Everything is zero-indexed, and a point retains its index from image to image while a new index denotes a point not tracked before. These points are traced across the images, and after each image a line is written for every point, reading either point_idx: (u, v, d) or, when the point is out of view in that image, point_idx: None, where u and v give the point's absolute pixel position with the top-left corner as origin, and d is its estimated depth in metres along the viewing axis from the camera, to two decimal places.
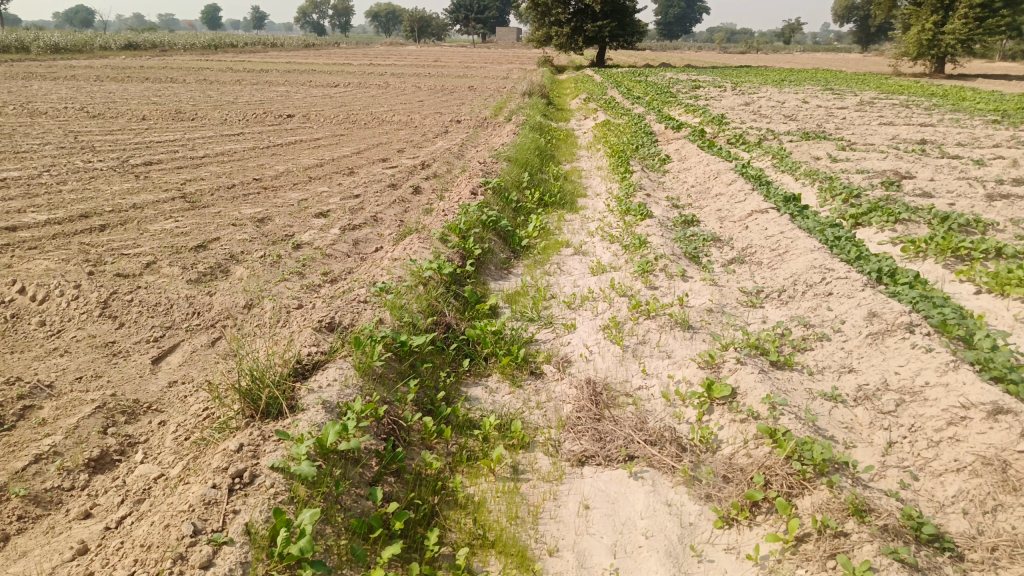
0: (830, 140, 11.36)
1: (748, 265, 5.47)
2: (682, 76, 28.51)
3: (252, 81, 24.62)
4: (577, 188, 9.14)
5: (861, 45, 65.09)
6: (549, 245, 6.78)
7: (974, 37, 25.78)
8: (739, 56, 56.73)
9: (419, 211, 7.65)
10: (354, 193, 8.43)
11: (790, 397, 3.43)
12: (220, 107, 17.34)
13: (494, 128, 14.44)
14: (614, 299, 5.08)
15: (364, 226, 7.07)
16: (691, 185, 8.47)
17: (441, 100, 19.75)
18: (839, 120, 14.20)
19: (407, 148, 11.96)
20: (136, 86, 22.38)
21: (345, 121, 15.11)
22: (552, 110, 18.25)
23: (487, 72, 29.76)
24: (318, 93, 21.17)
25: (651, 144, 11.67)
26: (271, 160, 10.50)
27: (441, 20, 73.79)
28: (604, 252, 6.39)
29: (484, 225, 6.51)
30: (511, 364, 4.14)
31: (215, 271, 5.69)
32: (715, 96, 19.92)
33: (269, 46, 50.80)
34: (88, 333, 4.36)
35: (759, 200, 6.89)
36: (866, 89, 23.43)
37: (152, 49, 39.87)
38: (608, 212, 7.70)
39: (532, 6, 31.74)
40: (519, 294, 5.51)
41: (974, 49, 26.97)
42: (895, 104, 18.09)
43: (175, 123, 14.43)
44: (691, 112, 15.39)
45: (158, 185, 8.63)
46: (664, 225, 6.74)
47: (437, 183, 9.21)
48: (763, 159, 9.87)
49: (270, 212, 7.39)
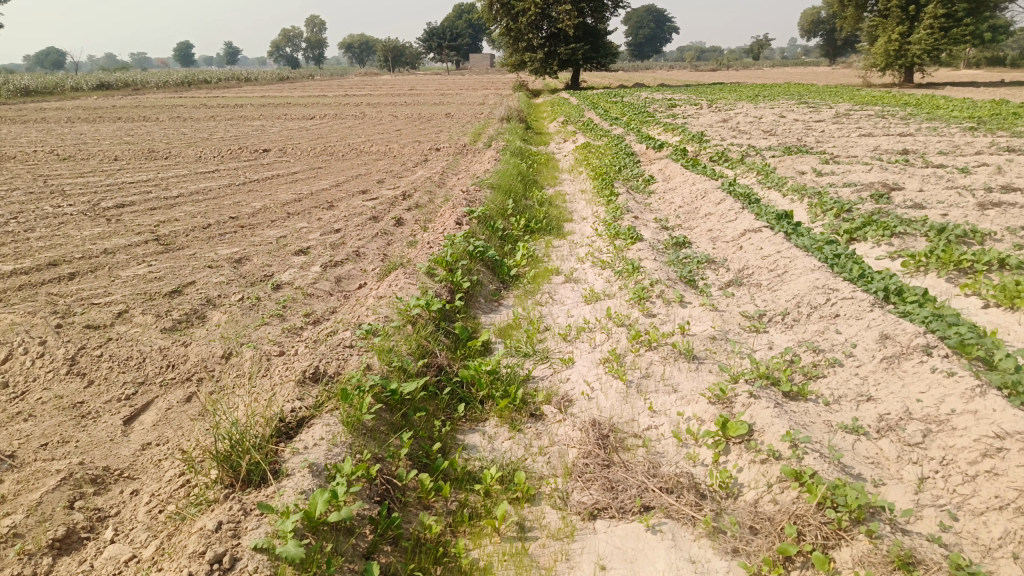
0: (812, 153, 11.30)
1: (747, 287, 5.28)
2: (656, 95, 28.64)
3: (227, 116, 24.39)
4: (562, 213, 8.95)
5: (829, 59, 66.15)
6: (539, 273, 6.57)
7: (940, 46, 26.15)
8: (711, 73, 57.35)
9: (402, 245, 7.41)
10: (335, 228, 8.18)
11: (809, 433, 3.22)
12: (194, 144, 17.09)
13: (474, 154, 14.29)
14: (611, 330, 4.86)
15: (346, 262, 6.82)
16: (678, 205, 8.31)
17: (419, 128, 19.63)
18: (818, 134, 14.20)
19: (387, 179, 11.75)
20: (108, 127, 22.07)
21: (323, 154, 14.91)
22: (530, 134, 18.17)
23: (462, 99, 29.74)
24: (294, 126, 20.97)
25: (634, 165, 11.55)
26: (247, 196, 10.25)
27: (415, 50, 74.17)
28: (596, 279, 6.18)
29: (471, 256, 6.28)
30: (509, 406, 3.90)
31: (191, 318, 5.41)
32: (692, 113, 19.94)
33: (243, 81, 50.67)
34: (55, 394, 4.07)
35: (750, 219, 6.72)
36: (839, 101, 23.60)
37: (125, 88, 39.58)
38: (597, 236, 7.51)
39: (504, 31, 31.85)
40: (512, 327, 5.28)
41: (941, 58, 27.35)
42: (870, 115, 18.19)
43: (148, 162, 14.15)
44: (670, 131, 15.32)
45: (131, 228, 8.34)
46: (656, 248, 6.55)
47: (419, 213, 9.00)
48: (748, 176, 9.76)
49: (248, 252, 7.13)
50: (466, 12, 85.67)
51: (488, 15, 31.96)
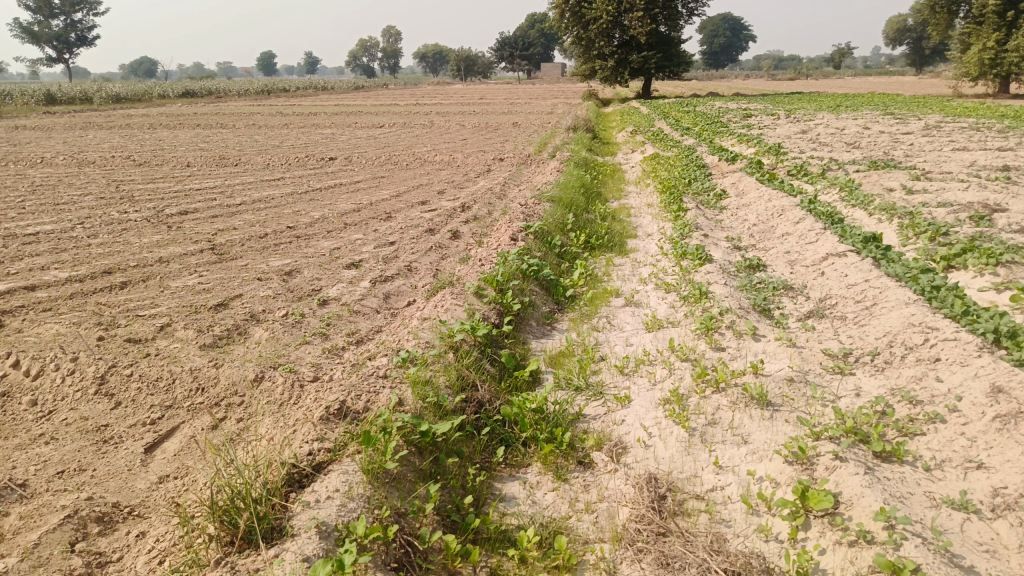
0: (901, 168, 10.49)
1: (828, 321, 4.74)
2: (730, 105, 27.72)
3: (300, 124, 24.83)
4: (626, 229, 8.48)
5: (916, 69, 63.19)
6: (597, 294, 6.14)
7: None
8: (788, 83, 55.55)
9: (456, 260, 7.10)
10: (389, 241, 7.94)
11: (906, 509, 2.72)
12: (264, 152, 17.32)
13: (538, 165, 13.95)
14: (674, 364, 4.40)
15: (396, 277, 6.54)
16: (752, 223, 7.73)
17: (486, 137, 19.43)
18: (906, 147, 13.26)
19: (449, 189, 11.51)
20: (187, 134, 22.72)
21: (387, 163, 14.84)
22: (598, 145, 17.72)
23: (532, 108, 29.49)
24: (363, 134, 21.11)
25: (705, 178, 10.96)
26: (307, 205, 10.15)
27: (486, 59, 74.59)
28: (659, 303, 5.71)
29: (525, 275, 5.91)
30: (554, 452, 3.51)
31: (231, 333, 5.20)
32: (768, 125, 19.06)
33: (320, 90, 51.89)
34: (80, 415, 3.89)
35: (833, 241, 6.12)
36: (929, 112, 22.26)
37: (208, 96, 40.96)
38: (662, 255, 7.02)
39: (575, 39, 31.49)
40: (565, 356, 4.87)
41: None
42: (964, 127, 17.00)
43: (217, 169, 14.34)
44: (745, 143, 14.62)
45: (189, 237, 8.32)
46: (726, 271, 6.04)
47: (477, 226, 8.70)
48: (830, 192, 9.07)
49: (299, 264, 6.93)
50: (539, 22, 85.80)
51: (559, 24, 31.68)
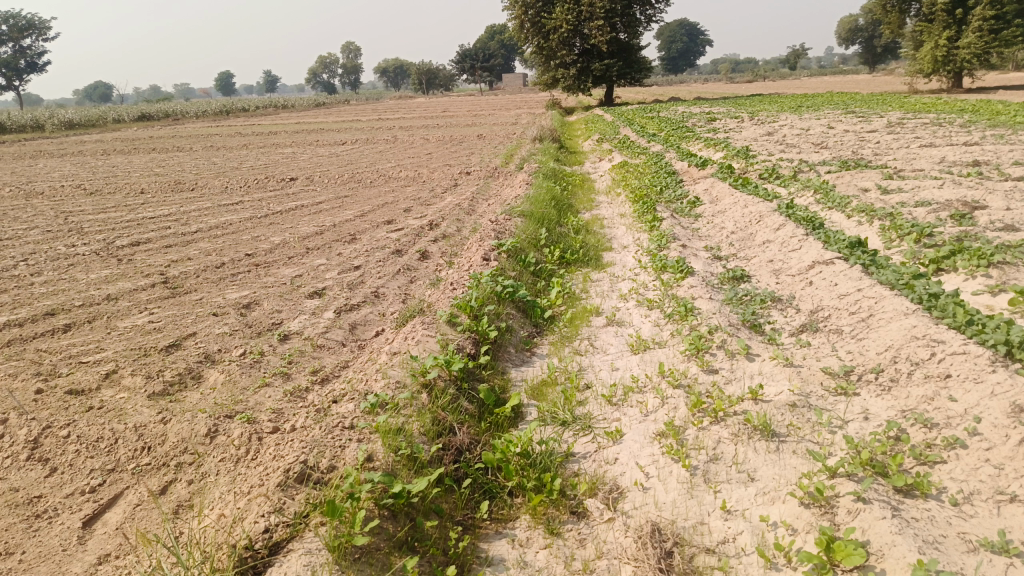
0: (873, 168, 10.38)
1: (823, 335, 4.47)
2: (693, 109, 27.76)
3: (260, 145, 24.29)
4: (601, 242, 8.19)
5: (869, 67, 64.38)
6: (576, 314, 5.81)
7: (990, 50, 24.82)
8: (747, 85, 56.14)
9: (425, 283, 6.73)
10: (354, 265, 7.54)
11: (942, 558, 2.44)
12: (222, 175, 16.78)
13: (506, 178, 13.65)
14: (666, 390, 4.09)
15: (362, 305, 6.16)
16: (730, 231, 7.49)
17: (451, 151, 19.12)
18: (873, 146, 13.23)
19: (415, 207, 11.14)
20: (142, 158, 22.02)
21: (350, 181, 14.43)
22: (564, 154, 17.50)
23: (496, 119, 29.28)
24: (325, 152, 20.67)
25: (677, 185, 10.74)
26: (267, 230, 9.70)
27: (448, 71, 74.41)
28: (643, 321, 5.40)
29: (500, 298, 5.57)
30: (543, 502, 3.18)
31: (184, 379, 4.79)
32: (734, 128, 19.01)
33: (280, 108, 51.11)
34: (9, 487, 3.45)
35: (817, 249, 5.88)
36: (889, 109, 22.48)
37: (165, 119, 40.03)
38: (641, 269, 6.73)
39: (536, 49, 31.34)
40: (547, 386, 4.54)
41: (993, 61, 25.95)
42: (926, 123, 17.11)
43: (173, 195, 13.81)
44: (712, 147, 14.48)
45: (140, 270, 7.83)
46: (710, 284, 5.76)
47: (446, 245, 8.35)
48: (805, 195, 8.89)
49: (258, 295, 6.51)
50: (498, 33, 85.97)
51: (519, 35, 31.51)
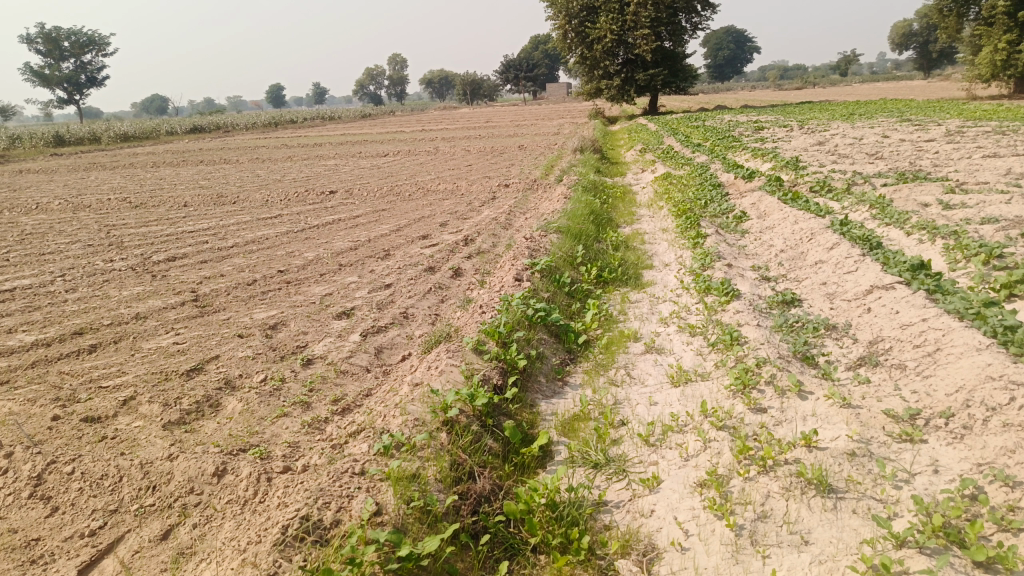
0: (932, 180, 9.80)
1: (884, 372, 4.07)
2: (740, 118, 27.12)
3: (304, 157, 24.49)
4: (641, 259, 7.85)
5: (924, 72, 62.39)
6: (613, 339, 5.48)
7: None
8: (796, 92, 54.86)
9: (456, 304, 6.48)
10: (385, 282, 7.33)
11: None
12: (264, 187, 16.86)
13: (546, 190, 13.38)
14: (708, 432, 3.73)
15: (390, 327, 5.92)
16: (779, 249, 7.06)
17: (491, 162, 18.94)
18: (932, 156, 12.58)
19: (451, 221, 10.93)
20: (188, 171, 22.38)
21: (389, 194, 14.33)
22: (606, 165, 17.16)
23: (538, 129, 29.03)
24: (367, 164, 20.70)
25: (722, 198, 10.31)
26: (301, 245, 9.59)
27: (491, 82, 74.59)
28: (684, 350, 5.05)
29: (531, 322, 5.28)
30: (568, 563, 2.87)
31: (202, 407, 4.61)
32: (782, 137, 18.41)
33: (327, 120, 51.79)
34: (8, 527, 3.28)
35: (875, 270, 5.46)
36: (947, 117, 21.56)
37: (216, 131, 40.85)
38: (684, 290, 6.37)
39: (580, 59, 31.06)
40: (580, 422, 4.23)
41: None
42: (988, 132, 16.31)
43: (214, 208, 13.88)
44: (760, 158, 13.96)
45: (172, 287, 7.76)
46: (757, 309, 5.38)
47: (481, 262, 8.11)
48: (860, 210, 8.41)
49: (285, 315, 6.34)
50: (543, 43, 86.07)
51: (563, 44, 31.27)
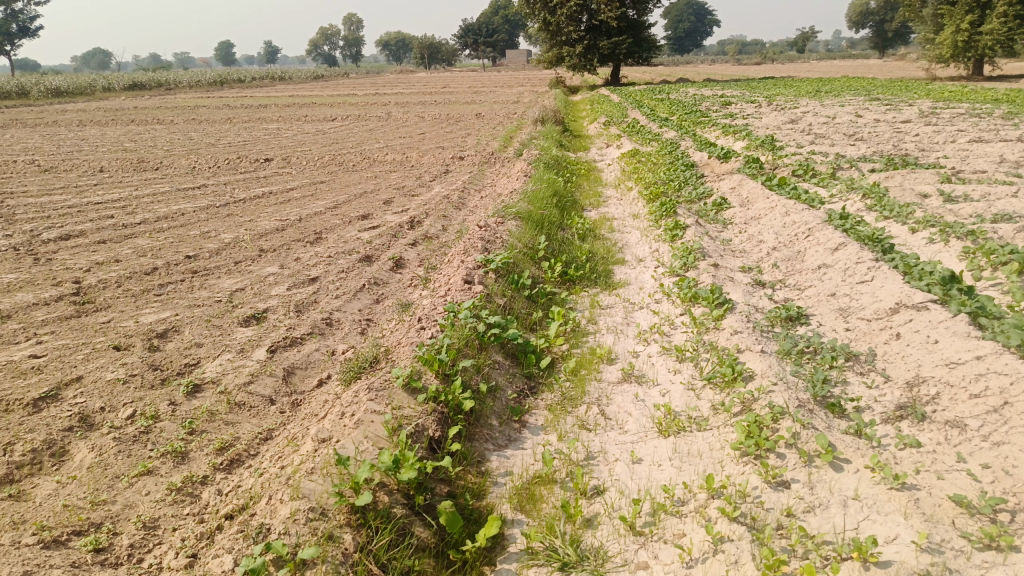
0: (924, 167, 9.00)
1: (935, 431, 3.13)
2: (705, 91, 26.27)
3: (245, 119, 22.77)
4: (610, 251, 6.85)
5: (879, 51, 62.47)
6: (581, 361, 4.47)
7: (1014, 37, 23.41)
8: (755, 68, 54.38)
9: (391, 309, 5.37)
10: (310, 275, 6.16)
11: None
12: (195, 152, 15.32)
13: (504, 165, 12.28)
14: (719, 523, 2.76)
15: (307, 339, 4.80)
16: (771, 247, 6.12)
17: (446, 131, 17.70)
18: (914, 139, 11.85)
19: (396, 198, 9.74)
20: (114, 131, 20.47)
21: (331, 164, 13.03)
22: (569, 139, 16.12)
23: (498, 97, 27.74)
24: (312, 129, 19.21)
25: (698, 180, 9.34)
26: (220, 224, 8.30)
27: (451, 46, 72.28)
28: (670, 381, 4.06)
29: (481, 341, 4.22)
30: None
31: (38, 460, 3.44)
32: (751, 114, 17.55)
33: (276, 81, 49.24)
34: None
35: (897, 282, 4.54)
36: (916, 97, 21.04)
37: (157, 89, 38.26)
38: (664, 296, 5.38)
39: (542, 25, 29.64)
40: (541, 489, 3.19)
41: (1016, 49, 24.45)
42: (962, 114, 15.75)
43: (132, 176, 12.37)
44: (732, 136, 13.04)
45: (52, 275, 6.45)
46: (758, 328, 4.41)
47: (426, 252, 7.01)
48: (852, 200, 7.54)
49: (179, 320, 5.14)
50: (503, 8, 84.05)
51: (524, 9, 29.82)
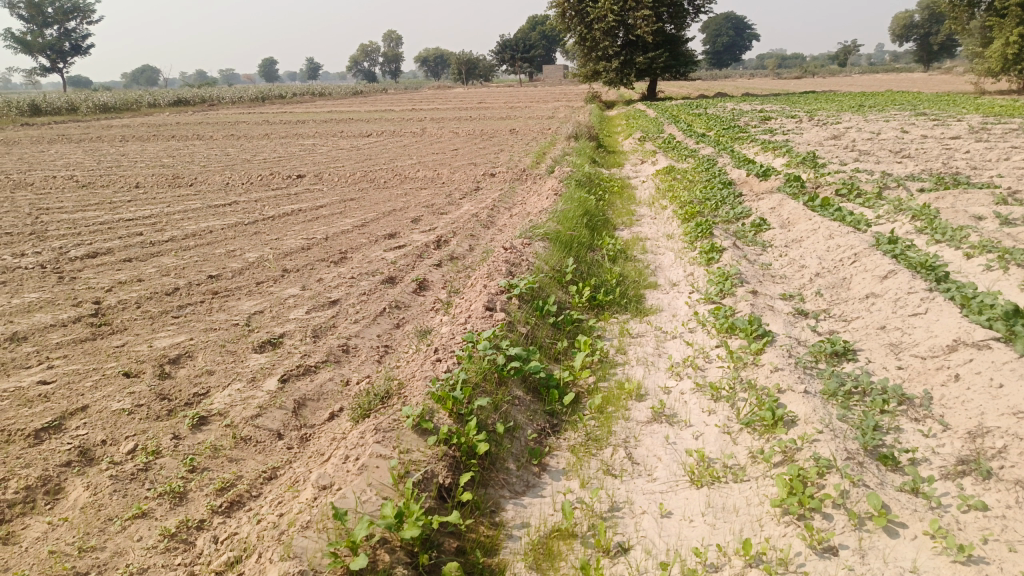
0: (977, 187, 8.54)
1: (1003, 492, 2.78)
2: (743, 106, 25.80)
3: (282, 134, 22.95)
4: (642, 274, 6.56)
5: (924, 64, 61.03)
6: (608, 397, 4.19)
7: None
8: (794, 82, 53.54)
9: (411, 336, 5.15)
10: (330, 298, 5.99)
11: None
12: (229, 168, 15.40)
13: (535, 182, 12.07)
14: None
15: (321, 368, 4.60)
16: (813, 273, 5.78)
17: (480, 147, 17.57)
18: (965, 157, 11.34)
19: (424, 216, 9.57)
20: (154, 146, 20.76)
21: (362, 181, 12.95)
22: (603, 155, 15.86)
23: (533, 112, 27.59)
24: (346, 145, 19.25)
25: (735, 199, 9.00)
26: (246, 242, 8.21)
27: (488, 62, 72.62)
28: (704, 423, 3.75)
29: (501, 376, 3.96)
30: None
31: (30, 498, 3.28)
32: (791, 129, 17.08)
33: (316, 96, 49.91)
34: None
35: (953, 316, 4.18)
36: (964, 111, 20.36)
37: (200, 105, 39.00)
38: (698, 326, 5.07)
39: (579, 40, 29.44)
40: (560, 545, 2.92)
41: None
42: (1015, 129, 15.11)
43: (165, 192, 12.42)
44: (772, 153, 12.65)
45: (73, 294, 6.37)
46: (801, 364, 4.08)
47: (451, 274, 6.80)
48: (901, 222, 7.14)
49: (193, 344, 4.99)
50: (540, 24, 84.34)
51: (561, 25, 29.71)
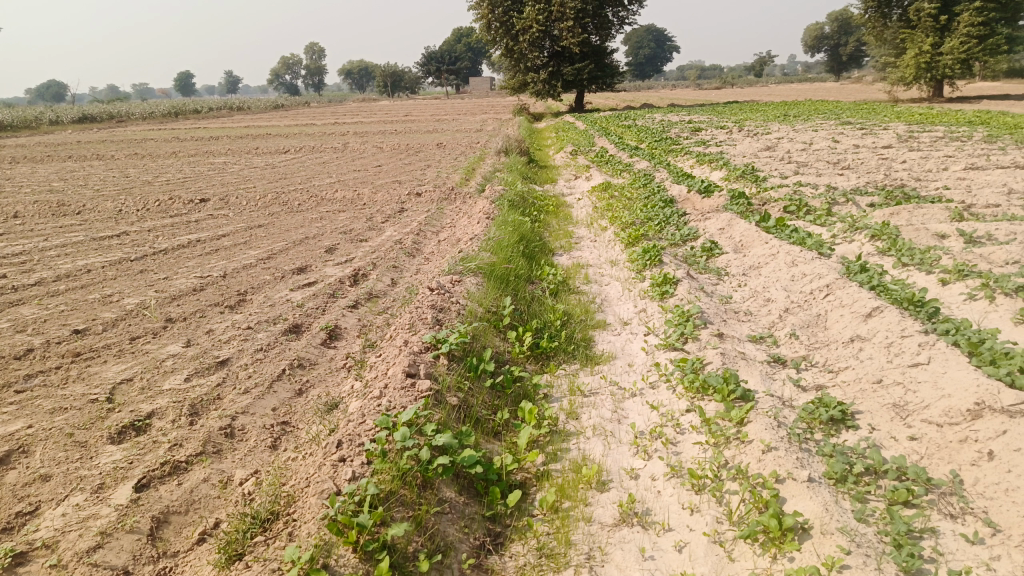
0: (928, 200, 8.13)
1: None
2: (672, 117, 25.58)
3: (192, 153, 21.34)
4: (588, 311, 5.77)
5: (836, 73, 63.03)
6: (562, 488, 3.34)
7: (975, 57, 23.16)
8: (715, 92, 54.30)
9: (316, 409, 4.19)
10: (220, 356, 4.95)
11: None
12: (127, 192, 13.95)
13: (465, 201, 11.21)
14: None
15: (196, 462, 3.60)
16: (782, 307, 5.10)
17: (405, 163, 16.62)
18: (904, 167, 11.06)
19: (341, 245, 8.58)
20: (47, 169, 18.91)
21: (274, 204, 11.80)
22: (536, 170, 15.16)
23: (460, 125, 26.71)
24: (261, 163, 17.95)
25: (680, 218, 8.36)
26: (128, 285, 7.03)
27: (413, 75, 71.46)
28: (688, 527, 2.95)
29: (425, 476, 3.06)
30: None
31: None
32: (724, 141, 16.75)
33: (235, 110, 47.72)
34: None
35: (965, 370, 3.51)
36: (886, 119, 20.55)
37: (108, 121, 36.52)
38: (661, 381, 4.28)
39: (504, 52, 28.81)
40: None
41: (977, 69, 24.18)
42: (942, 137, 15.10)
43: (47, 222, 10.99)
44: (709, 166, 12.16)
45: None
46: (795, 437, 3.32)
47: (369, 320, 5.86)
48: (860, 242, 6.59)
49: (31, 434, 3.89)
50: (466, 36, 83.56)
51: (486, 37, 29.03)
